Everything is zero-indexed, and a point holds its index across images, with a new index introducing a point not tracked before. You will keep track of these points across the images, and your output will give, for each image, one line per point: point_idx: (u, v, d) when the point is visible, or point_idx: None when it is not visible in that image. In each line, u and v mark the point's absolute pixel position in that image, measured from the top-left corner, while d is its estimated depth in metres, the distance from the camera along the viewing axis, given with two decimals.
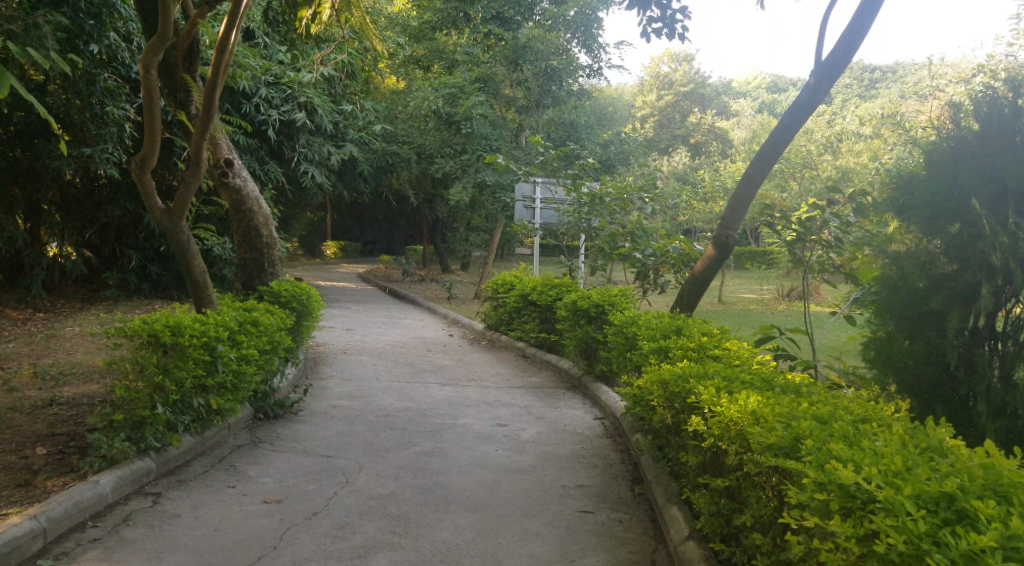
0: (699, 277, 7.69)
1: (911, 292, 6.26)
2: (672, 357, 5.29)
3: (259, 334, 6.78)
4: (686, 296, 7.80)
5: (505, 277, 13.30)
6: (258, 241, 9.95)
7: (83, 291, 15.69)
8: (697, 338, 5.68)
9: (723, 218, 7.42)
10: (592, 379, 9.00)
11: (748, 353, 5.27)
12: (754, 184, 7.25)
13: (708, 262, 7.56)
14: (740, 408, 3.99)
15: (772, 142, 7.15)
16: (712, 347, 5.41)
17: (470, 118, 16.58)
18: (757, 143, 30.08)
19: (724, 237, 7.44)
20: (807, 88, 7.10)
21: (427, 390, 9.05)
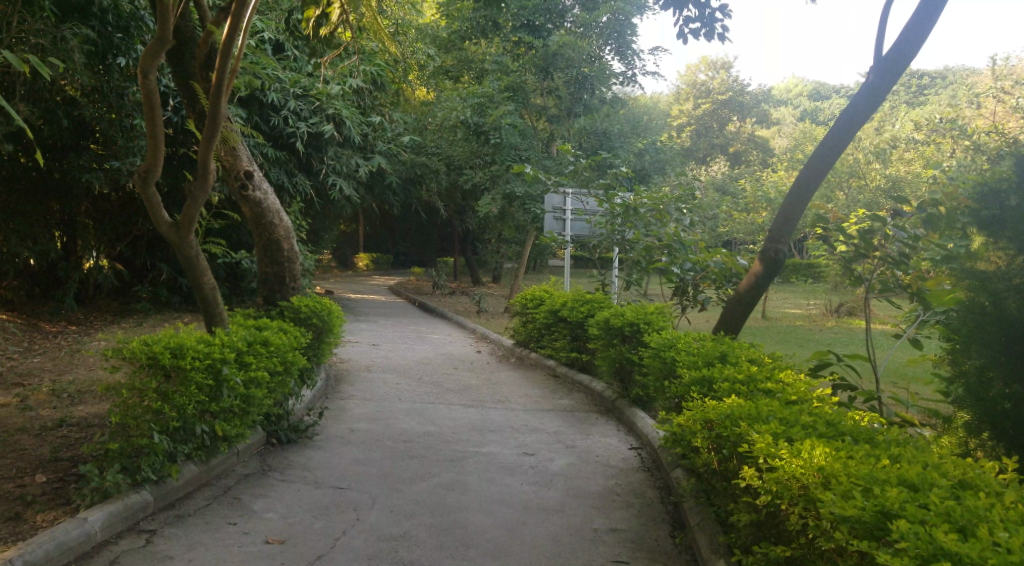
0: (744, 295, 7.15)
1: (1000, 323, 4.91)
2: (719, 392, 4.75)
3: (272, 355, 6.17)
4: (727, 316, 7.28)
5: (535, 292, 12.81)
6: (279, 255, 9.44)
7: (116, 303, 15.43)
8: (746, 367, 5.14)
9: (772, 231, 6.88)
10: (626, 404, 8.49)
11: (804, 387, 4.71)
12: (805, 193, 6.71)
13: (753, 279, 7.02)
14: (805, 464, 3.49)
15: (827, 149, 6.57)
16: (762, 379, 4.89)
17: (499, 127, 16.12)
18: (798, 152, 29.23)
19: (773, 252, 6.90)
20: (869, 85, 6.51)
21: (452, 412, 8.54)
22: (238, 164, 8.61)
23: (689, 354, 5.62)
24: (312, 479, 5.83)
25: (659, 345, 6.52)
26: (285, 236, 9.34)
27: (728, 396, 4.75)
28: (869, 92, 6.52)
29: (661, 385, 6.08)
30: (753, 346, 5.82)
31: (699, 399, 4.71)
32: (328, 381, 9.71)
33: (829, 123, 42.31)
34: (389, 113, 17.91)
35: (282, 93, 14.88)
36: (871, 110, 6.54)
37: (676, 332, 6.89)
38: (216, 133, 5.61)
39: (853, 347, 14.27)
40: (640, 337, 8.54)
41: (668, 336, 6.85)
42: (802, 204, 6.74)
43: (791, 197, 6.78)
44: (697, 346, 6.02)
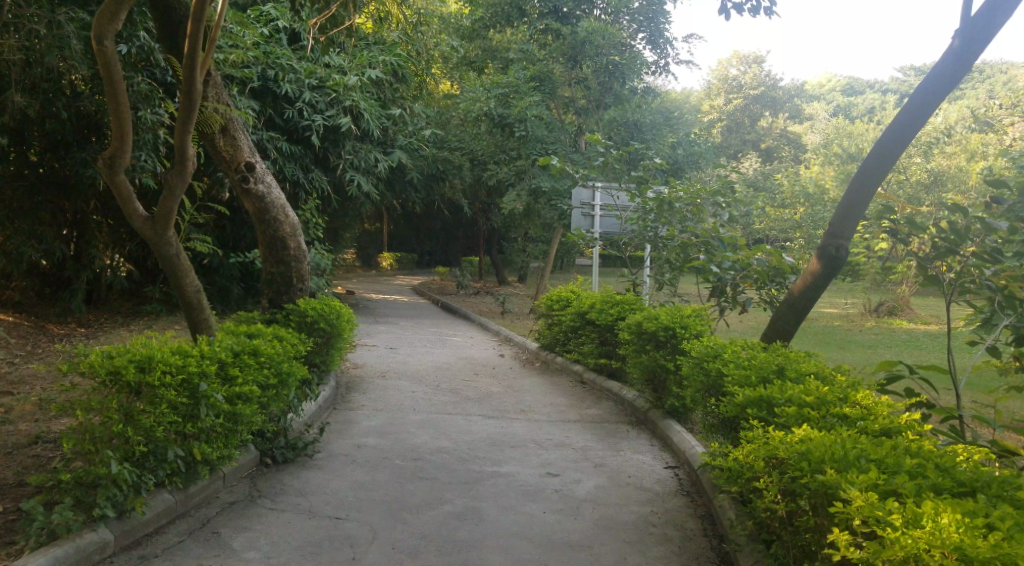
0: (797, 300, 6.39)
1: None
2: (785, 419, 4.02)
3: (265, 365, 5.55)
4: (779, 324, 6.50)
5: (561, 292, 12.08)
6: (285, 255, 8.77)
7: (127, 304, 14.81)
8: (808, 384, 4.42)
9: (832, 225, 6.11)
10: (661, 415, 7.76)
11: (887, 411, 3.98)
12: (875, 179, 5.93)
13: (807, 280, 6.26)
14: (932, 536, 2.78)
15: (898, 126, 5.83)
16: (832, 401, 4.15)
17: (524, 119, 15.32)
18: (834, 147, 28.26)
19: (833, 249, 6.10)
20: (947, 53, 5.79)
21: (471, 425, 7.80)
22: (239, 155, 7.94)
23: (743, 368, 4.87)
24: (306, 507, 5.14)
25: (701, 354, 5.78)
26: (291, 234, 8.65)
27: (792, 422, 4.02)
28: (947, 61, 5.76)
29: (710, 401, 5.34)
30: (811, 359, 5.09)
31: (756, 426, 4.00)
32: (338, 390, 9.05)
33: (864, 118, 41.22)
34: (409, 106, 17.20)
35: (296, 84, 14.28)
36: (950, 81, 5.79)
37: (720, 339, 6.16)
38: (192, 110, 5.09)
39: (902, 351, 13.38)
40: (680, 341, 7.80)
41: (711, 343, 6.11)
42: (868, 195, 5.98)
43: (853, 186, 6.03)
44: (747, 357, 5.27)
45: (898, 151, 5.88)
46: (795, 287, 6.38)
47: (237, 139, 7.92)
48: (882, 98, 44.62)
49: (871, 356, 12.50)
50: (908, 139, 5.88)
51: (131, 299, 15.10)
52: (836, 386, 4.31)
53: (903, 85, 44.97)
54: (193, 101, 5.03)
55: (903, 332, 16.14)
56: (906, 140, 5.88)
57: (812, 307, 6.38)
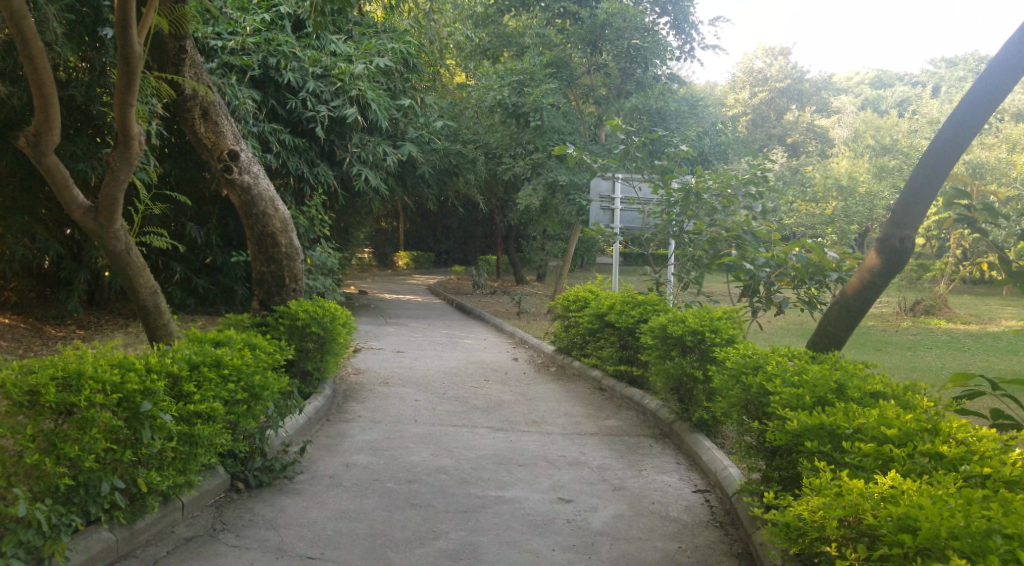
0: (852, 300, 5.59)
1: None
2: (862, 460, 3.31)
3: (232, 375, 4.81)
4: (830, 328, 5.71)
5: (578, 292, 11.31)
6: (276, 252, 8.23)
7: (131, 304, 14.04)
8: (878, 410, 3.70)
9: (895, 214, 5.31)
10: (687, 428, 6.97)
11: (990, 446, 3.24)
12: (948, 158, 5.10)
13: (864, 278, 5.46)
14: None
15: (975, 96, 5.01)
16: (918, 433, 3.41)
17: (540, 108, 14.53)
18: (867, 138, 27.21)
19: (896, 242, 5.29)
20: None
21: (475, 441, 6.99)
22: (222, 143, 7.47)
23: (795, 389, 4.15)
24: (275, 544, 4.36)
25: (738, 364, 5.03)
26: (282, 229, 8.12)
27: (871, 462, 3.29)
28: None
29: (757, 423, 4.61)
30: (873, 376, 4.35)
31: (827, 469, 3.28)
32: (334, 400, 8.32)
33: (892, 111, 40.11)
34: (421, 97, 16.41)
35: (301, 73, 13.52)
36: None
37: (759, 347, 5.41)
38: (132, 81, 4.38)
39: (943, 352, 12.49)
40: (710, 346, 7.03)
41: (747, 351, 5.37)
42: (939, 177, 5.15)
43: (920, 168, 5.22)
44: (795, 372, 4.53)
45: (977, 126, 5.03)
46: (849, 286, 5.59)
47: (219, 125, 7.42)
48: (911, 92, 43.46)
49: (911, 358, 11.62)
50: (990, 110, 5.02)
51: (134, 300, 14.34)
52: (916, 412, 3.59)
53: (933, 78, 43.81)
54: (132, 70, 4.33)
55: (942, 332, 15.21)
56: (986, 112, 5.03)
57: (869, 309, 5.58)
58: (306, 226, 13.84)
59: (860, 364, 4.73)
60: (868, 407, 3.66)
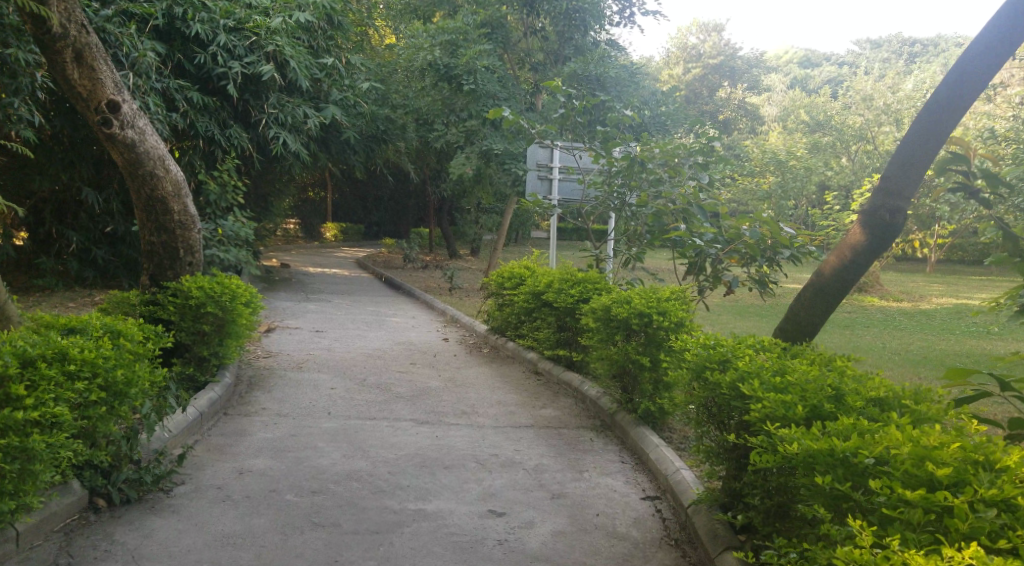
0: (829, 283, 4.92)
1: None
2: (910, 511, 2.59)
3: (82, 370, 4.25)
4: (802, 316, 5.04)
5: (512, 269, 10.54)
6: (167, 221, 7.33)
7: (21, 280, 13.24)
8: (904, 434, 3.01)
9: (883, 185, 4.67)
10: (631, 420, 6.26)
11: None
12: (947, 121, 4.49)
13: (845, 256, 4.80)
14: None
15: (977, 54, 4.43)
16: (966, 466, 2.73)
17: (473, 71, 13.71)
18: (801, 114, 27.07)
19: (884, 213, 4.65)
20: None
21: (393, 438, 6.17)
22: (100, 91, 6.67)
23: (789, 401, 3.44)
24: None
25: (702, 357, 4.33)
26: (173, 194, 7.24)
27: (920, 515, 2.59)
28: None
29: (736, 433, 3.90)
30: (869, 377, 3.70)
31: (868, 531, 2.56)
32: (238, 388, 7.43)
33: (822, 90, 40.24)
34: (346, 56, 15.37)
35: (210, 24, 12.46)
36: None
37: (718, 335, 4.75)
38: None
39: (888, 331, 12.09)
40: (658, 332, 6.32)
41: (705, 341, 4.70)
42: (935, 143, 4.53)
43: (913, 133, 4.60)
44: (777, 373, 3.83)
45: (978, 85, 4.45)
46: (825, 267, 4.93)
47: (97, 71, 6.65)
48: (838, 71, 43.85)
49: (856, 337, 11.19)
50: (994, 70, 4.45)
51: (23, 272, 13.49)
52: (951, 436, 2.92)
53: (860, 58, 44.31)
54: None
55: (875, 310, 14.98)
56: (989, 73, 4.46)
57: (848, 293, 4.92)
58: (217, 194, 12.76)
59: (842, 358, 4.09)
60: (893, 430, 2.97)
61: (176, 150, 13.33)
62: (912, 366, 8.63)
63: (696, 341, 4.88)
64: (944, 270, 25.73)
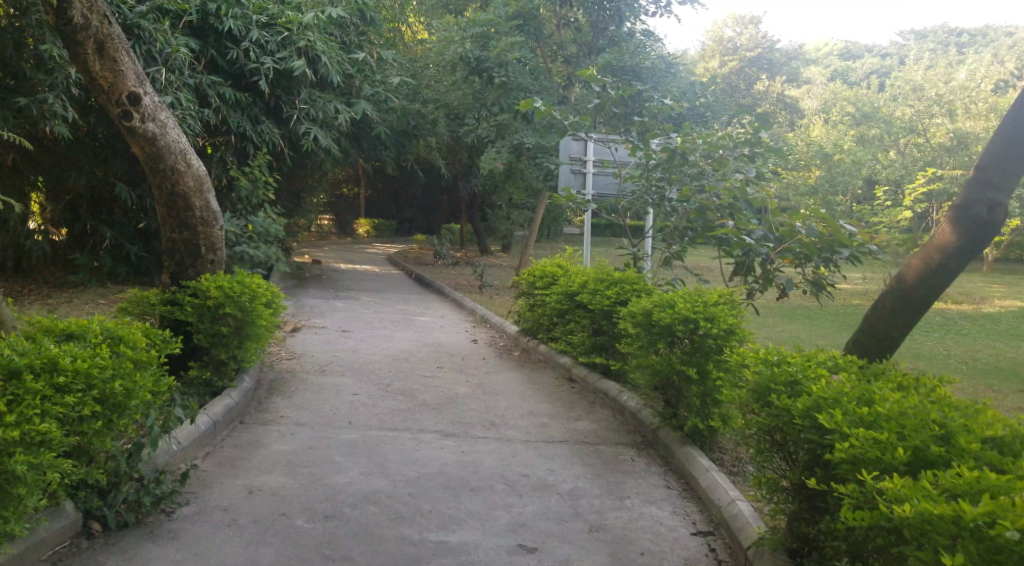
0: (914, 287, 4.82)
1: None
2: None
3: (73, 381, 3.67)
4: (884, 324, 4.92)
5: (545, 267, 10.06)
6: (188, 218, 6.75)
7: (55, 276, 13.10)
8: None
9: (973, 185, 4.68)
10: (676, 437, 5.87)
11: None
12: None
13: (935, 259, 4.73)
14: None
15: None
16: None
17: (505, 63, 13.25)
18: (844, 108, 26.22)
19: (978, 212, 4.61)
20: None
21: (415, 454, 5.70)
22: (121, 83, 6.20)
23: (889, 443, 2.99)
24: None
25: (770, 379, 3.86)
26: (196, 190, 6.69)
27: None
28: None
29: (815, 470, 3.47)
30: (975, 410, 3.24)
31: None
32: (256, 393, 6.98)
33: (865, 82, 39.19)
34: (378, 51, 14.98)
35: (242, 20, 11.99)
36: None
37: (784, 349, 4.28)
38: None
39: (945, 337, 11.40)
40: (706, 338, 5.78)
41: (767, 355, 4.23)
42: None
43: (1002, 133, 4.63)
44: (867, 403, 3.36)
45: None
46: (911, 271, 4.85)
47: (118, 62, 6.17)
48: (882, 62, 42.68)
49: (913, 344, 10.51)
50: None
51: (59, 268, 13.34)
52: None
53: (903, 49, 43.15)
54: None
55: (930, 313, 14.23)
56: None
57: (935, 300, 4.80)
58: (248, 189, 12.47)
59: (933, 381, 3.64)
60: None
61: (208, 146, 12.85)
62: (980, 380, 7.97)
63: (757, 354, 4.40)
64: (995, 270, 24.74)
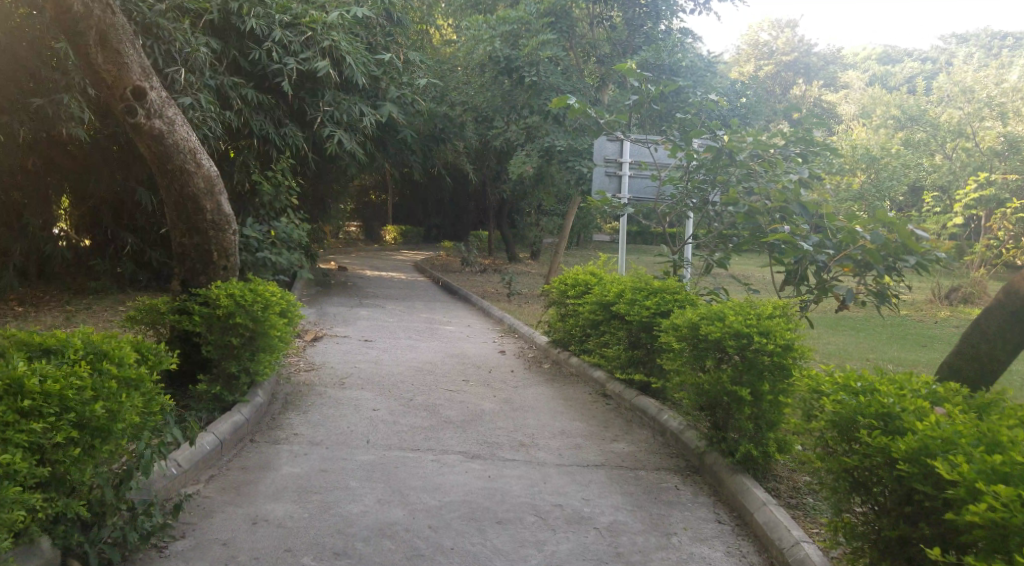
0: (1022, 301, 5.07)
1: None
2: None
3: (43, 404, 3.27)
4: (986, 341, 5.18)
5: (577, 275, 9.56)
6: (200, 221, 6.28)
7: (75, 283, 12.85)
8: None
9: None
10: (725, 464, 5.49)
11: None
12: None
13: None
14: None
15: None
16: None
17: (536, 62, 12.79)
18: (885, 112, 25.48)
19: None
20: None
21: (437, 480, 5.22)
22: (126, 77, 5.79)
23: None
24: None
25: (851, 414, 3.49)
26: (207, 192, 6.22)
27: None
28: None
29: (918, 532, 3.13)
30: None
31: None
32: (270, 406, 6.54)
33: (903, 88, 38.37)
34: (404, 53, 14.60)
35: (265, 20, 11.47)
36: None
37: (866, 372, 3.84)
38: None
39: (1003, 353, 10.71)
40: (757, 355, 5.42)
41: (845, 378, 3.82)
42: None
43: None
44: (1007, 448, 2.90)
45: None
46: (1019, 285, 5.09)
47: (122, 54, 5.77)
48: (920, 68, 41.81)
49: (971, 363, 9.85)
50: None
51: None
52: None
53: (943, 55, 42.30)
54: None
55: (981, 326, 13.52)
56: None
57: None
58: (270, 195, 11.87)
59: None
60: None
61: (230, 150, 12.45)
62: None
63: (830, 374, 3.97)
64: None
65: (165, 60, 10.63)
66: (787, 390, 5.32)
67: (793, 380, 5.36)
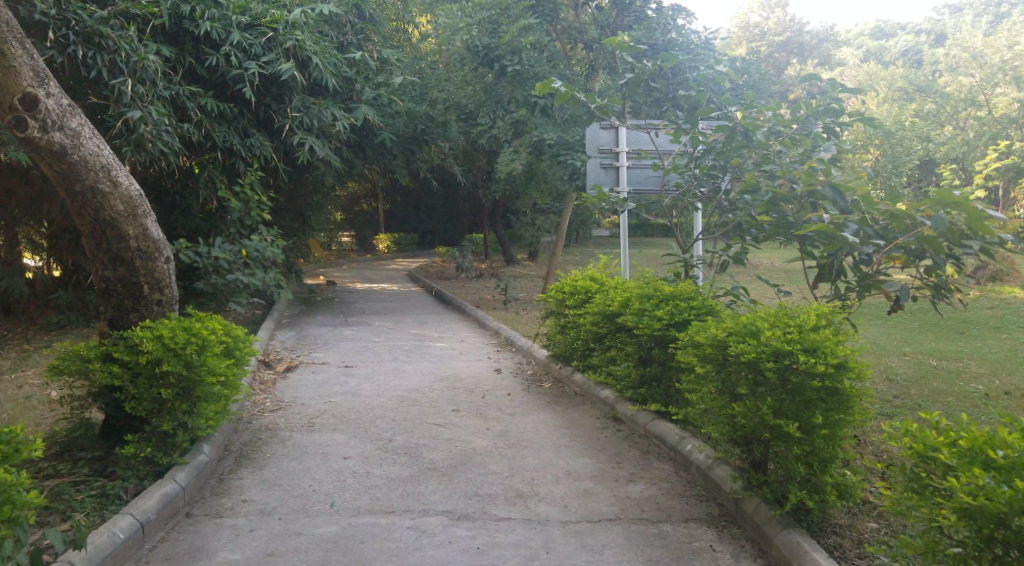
0: None
1: None
2: None
3: None
4: None
5: (575, 282, 8.55)
6: (121, 250, 5.15)
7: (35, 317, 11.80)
8: None
9: None
10: (771, 515, 4.54)
11: None
12: None
13: None
14: None
15: None
16: None
17: (517, 49, 11.83)
18: (889, 86, 24.41)
19: None
20: None
21: (413, 559, 4.19)
22: (14, 84, 4.81)
23: None
24: None
25: (1003, 507, 2.92)
26: (127, 215, 5.10)
27: None
28: None
29: None
30: None
31: None
32: (220, 463, 5.40)
33: (900, 60, 37.33)
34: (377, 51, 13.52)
35: (221, 21, 10.09)
36: None
37: (997, 433, 3.21)
38: None
39: None
40: (804, 379, 4.51)
41: (969, 438, 3.24)
42: None
43: None
44: None
45: None
46: None
47: (8, 56, 4.80)
48: (916, 41, 40.77)
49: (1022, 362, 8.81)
50: None
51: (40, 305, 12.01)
52: None
53: (940, 25, 41.28)
54: None
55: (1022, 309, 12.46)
56: None
57: None
58: (240, 211, 10.75)
59: None
60: None
61: (194, 165, 10.90)
62: None
63: (943, 431, 3.37)
64: None
65: (113, 72, 9.03)
66: (843, 420, 4.43)
67: (849, 406, 4.47)
